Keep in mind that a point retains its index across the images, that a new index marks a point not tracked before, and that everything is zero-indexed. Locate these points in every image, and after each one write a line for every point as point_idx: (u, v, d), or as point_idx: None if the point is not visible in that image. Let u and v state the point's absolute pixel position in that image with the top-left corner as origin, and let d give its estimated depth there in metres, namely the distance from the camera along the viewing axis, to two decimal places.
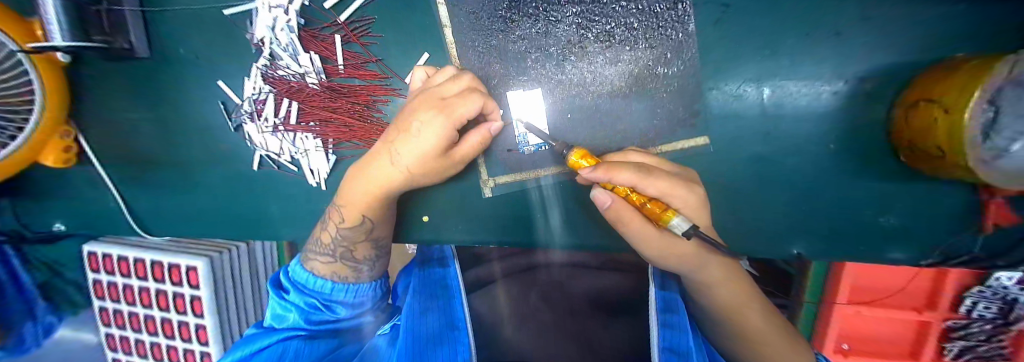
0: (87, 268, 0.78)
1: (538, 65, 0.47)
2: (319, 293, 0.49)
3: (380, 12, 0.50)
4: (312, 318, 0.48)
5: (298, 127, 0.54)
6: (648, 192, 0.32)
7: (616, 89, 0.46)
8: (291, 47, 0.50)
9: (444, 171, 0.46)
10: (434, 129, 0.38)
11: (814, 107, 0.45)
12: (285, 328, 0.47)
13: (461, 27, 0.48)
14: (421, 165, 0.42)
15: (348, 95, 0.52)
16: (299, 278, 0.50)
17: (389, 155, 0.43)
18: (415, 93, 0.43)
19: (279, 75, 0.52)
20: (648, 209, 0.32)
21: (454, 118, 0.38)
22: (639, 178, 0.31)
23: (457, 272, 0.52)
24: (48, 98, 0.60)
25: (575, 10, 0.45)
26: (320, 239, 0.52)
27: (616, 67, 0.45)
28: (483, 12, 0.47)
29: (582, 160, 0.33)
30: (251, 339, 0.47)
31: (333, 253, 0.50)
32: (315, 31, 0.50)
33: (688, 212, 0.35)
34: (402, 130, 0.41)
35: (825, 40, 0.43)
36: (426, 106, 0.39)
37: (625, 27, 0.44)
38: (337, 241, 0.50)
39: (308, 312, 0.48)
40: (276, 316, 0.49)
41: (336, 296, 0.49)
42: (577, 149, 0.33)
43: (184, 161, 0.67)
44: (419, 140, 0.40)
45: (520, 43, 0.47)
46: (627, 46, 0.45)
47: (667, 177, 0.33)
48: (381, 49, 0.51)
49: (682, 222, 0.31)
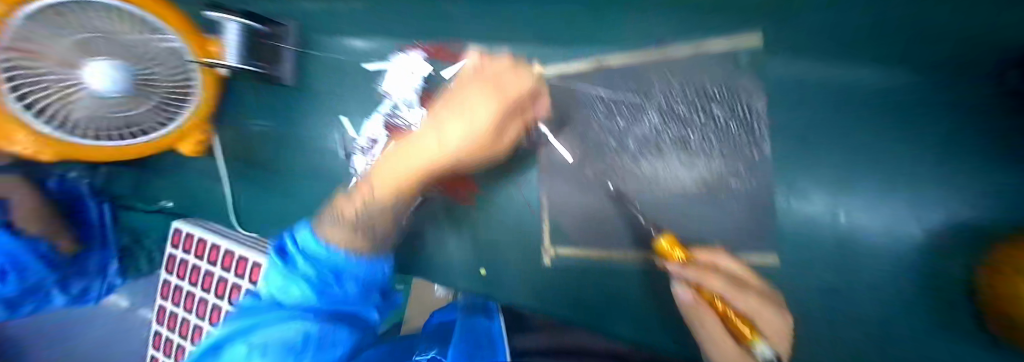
0: (170, 241, 0.83)
1: (617, 157, 0.54)
2: (335, 266, 0.42)
3: None
4: (324, 292, 0.40)
5: None
6: (725, 297, 0.38)
7: (687, 190, 0.50)
8: (412, 104, 0.61)
9: (495, 147, 0.53)
10: (489, 103, 0.47)
11: (896, 245, 0.45)
12: (291, 301, 0.39)
13: (554, 113, 0.57)
14: (471, 142, 0.48)
15: None
16: (308, 244, 0.43)
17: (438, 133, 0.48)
18: (467, 79, 0.53)
19: (395, 123, 0.62)
20: (735, 323, 0.35)
21: (506, 92, 0.48)
22: (732, 289, 0.38)
23: (503, 326, 0.54)
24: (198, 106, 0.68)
25: (656, 116, 0.52)
26: (337, 210, 0.48)
27: (689, 171, 0.50)
28: (575, 106, 0.56)
29: (671, 248, 0.44)
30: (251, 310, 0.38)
31: (351, 225, 0.45)
32: (431, 92, 0.61)
33: (778, 334, 0.37)
34: (461, 109, 0.48)
35: (906, 181, 0.43)
36: (481, 89, 0.49)
37: (700, 137, 0.50)
38: (357, 220, 0.45)
39: (322, 285, 0.40)
40: (283, 285, 0.40)
41: (347, 271, 0.42)
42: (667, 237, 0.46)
43: (291, 172, 0.79)
44: (476, 112, 0.47)
45: (603, 136, 0.54)
46: (702, 154, 0.50)
47: (759, 299, 0.39)
48: None
49: (767, 350, 0.33)
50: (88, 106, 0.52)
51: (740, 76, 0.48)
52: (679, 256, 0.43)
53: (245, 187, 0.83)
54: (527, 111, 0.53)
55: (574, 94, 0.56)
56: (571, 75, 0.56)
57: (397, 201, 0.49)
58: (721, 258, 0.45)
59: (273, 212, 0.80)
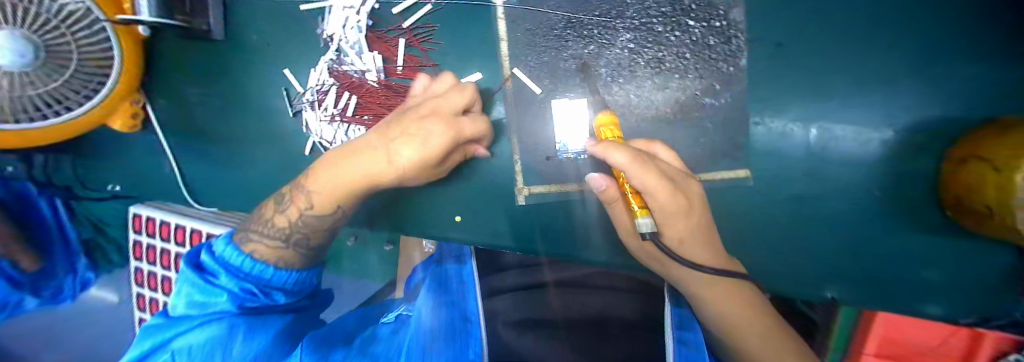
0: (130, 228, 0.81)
1: (588, 83, 0.48)
2: (259, 280, 0.42)
3: (442, 20, 0.54)
4: (246, 306, 0.41)
5: (353, 119, 0.57)
6: (634, 183, 0.34)
7: (662, 114, 0.47)
8: (358, 46, 0.54)
9: (431, 170, 0.49)
10: (444, 132, 0.40)
11: (861, 154, 0.45)
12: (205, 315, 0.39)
13: (518, 42, 0.51)
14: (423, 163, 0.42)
15: (403, 94, 0.55)
16: (223, 254, 0.42)
17: (386, 154, 0.40)
18: (416, 103, 0.46)
19: (343, 70, 0.56)
20: (630, 199, 0.36)
21: (458, 130, 0.42)
22: (634, 160, 0.33)
23: (473, 269, 0.54)
24: (125, 63, 0.64)
25: (629, 35, 0.47)
26: (269, 220, 0.46)
27: (664, 92, 0.47)
28: (540, 30, 0.50)
29: (607, 124, 0.40)
30: (163, 325, 0.39)
31: (286, 240, 0.44)
32: (380, 32, 0.54)
33: (673, 224, 0.36)
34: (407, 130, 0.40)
35: (878, 88, 0.44)
36: (437, 115, 0.41)
37: (676, 55, 0.46)
38: (295, 226, 0.44)
39: (242, 299, 0.41)
40: (192, 303, 0.40)
41: (276, 283, 0.43)
42: (607, 114, 0.42)
43: (238, 140, 0.71)
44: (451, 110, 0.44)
45: (571, 61, 0.49)
46: (677, 74, 0.46)
47: (659, 175, 0.34)
48: (439, 55, 0.55)
49: (646, 223, 0.34)
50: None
51: None
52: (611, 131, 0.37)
53: (195, 160, 0.76)
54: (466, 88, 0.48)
55: (539, 17, 0.50)
56: None
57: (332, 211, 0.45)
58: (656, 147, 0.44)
59: (228, 185, 0.74)
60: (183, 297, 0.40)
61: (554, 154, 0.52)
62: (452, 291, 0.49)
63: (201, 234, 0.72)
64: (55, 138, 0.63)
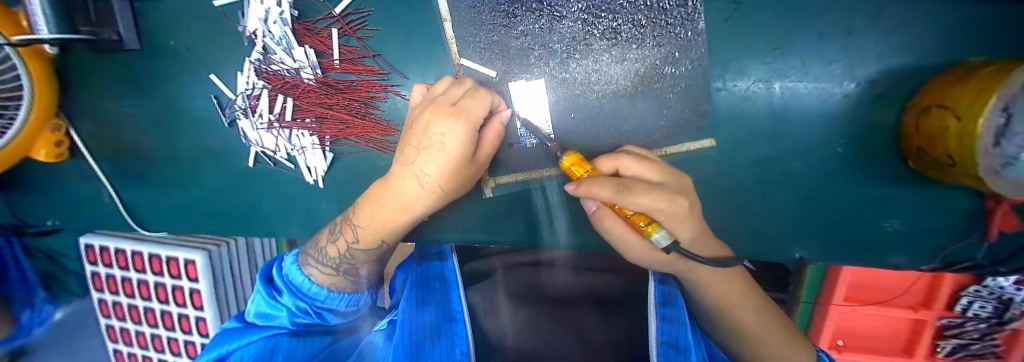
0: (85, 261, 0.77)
1: (543, 63, 0.45)
2: (313, 299, 0.45)
3: (376, 6, 0.48)
4: (299, 322, 0.45)
5: (294, 124, 0.53)
6: (628, 208, 0.30)
7: (622, 88, 0.44)
8: (286, 42, 0.49)
9: (463, 179, 0.44)
10: (455, 133, 0.36)
11: (823, 110, 0.44)
12: (272, 327, 0.44)
13: (461, 21, 0.46)
14: (446, 175, 0.39)
15: (344, 92, 0.51)
16: (295, 279, 0.46)
17: (415, 177, 0.39)
18: (417, 107, 0.41)
19: (273, 70, 0.51)
20: (633, 220, 0.31)
21: (472, 121, 0.37)
22: (619, 195, 0.29)
23: (456, 266, 0.50)
24: (35, 87, 0.56)
25: (581, 5, 0.43)
26: (326, 251, 0.47)
27: (622, 66, 0.44)
28: (483, 7, 0.45)
29: (572, 167, 0.34)
30: (233, 335, 0.44)
31: (337, 267, 0.47)
32: (309, 23, 0.49)
33: (679, 221, 0.32)
34: (421, 146, 0.38)
35: (839, 39, 0.41)
36: (439, 114, 0.37)
37: (632, 23, 0.42)
38: (344, 257, 0.46)
39: (296, 315, 0.45)
40: (262, 313, 0.45)
41: (330, 304, 0.46)
42: (570, 154, 0.35)
43: (175, 158, 0.65)
44: (441, 147, 0.37)
45: (522, 39, 0.45)
46: (634, 44, 0.43)
47: (651, 187, 0.30)
48: (377, 44, 0.50)
49: (663, 238, 0.30)
50: None
51: None
52: (581, 174, 0.33)
53: (132, 185, 0.69)
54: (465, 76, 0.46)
55: None
56: None
57: (382, 246, 0.46)
58: (640, 162, 0.34)
59: (175, 207, 0.69)
60: (257, 298, 0.46)
61: (518, 140, 0.48)
62: (434, 291, 0.45)
63: (164, 259, 0.73)
64: None
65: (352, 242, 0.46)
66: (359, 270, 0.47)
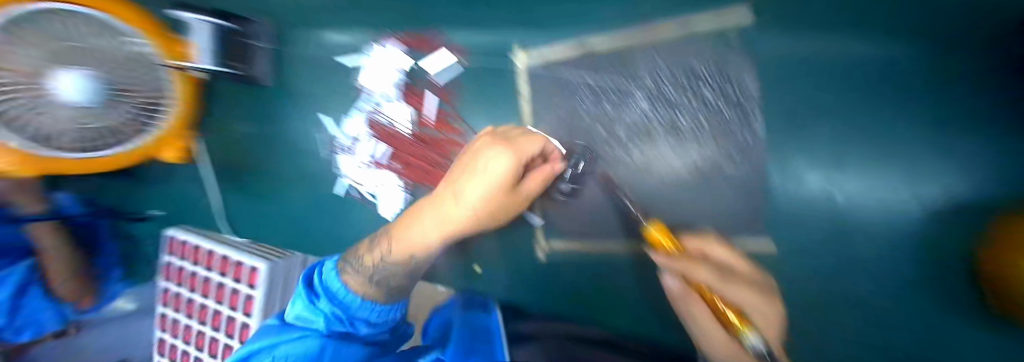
0: None
1: (607, 145, 0.51)
2: (348, 308, 0.43)
3: (470, 81, 0.59)
4: (335, 330, 0.42)
5: (384, 165, 0.62)
6: (730, 300, 0.32)
7: (682, 178, 0.48)
8: (395, 101, 0.60)
9: (503, 210, 0.45)
10: (504, 162, 0.38)
11: (897, 227, 0.41)
12: (305, 332, 0.41)
13: (541, 102, 0.55)
14: (490, 202, 0.40)
15: (431, 145, 0.60)
16: (331, 283, 0.44)
17: (457, 201, 0.41)
18: (479, 140, 0.46)
19: (380, 122, 0.62)
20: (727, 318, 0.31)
21: (522, 155, 0.41)
22: (719, 281, 0.34)
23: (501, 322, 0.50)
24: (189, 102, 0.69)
25: (647, 102, 0.49)
26: (361, 259, 0.47)
27: (681, 157, 0.48)
28: (561, 94, 0.53)
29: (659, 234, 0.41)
30: (270, 332, 0.41)
31: (370, 275, 0.45)
32: (417, 90, 0.61)
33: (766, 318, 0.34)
34: (471, 172, 0.40)
35: (915, 157, 0.40)
36: (496, 145, 0.42)
37: (693, 123, 0.47)
38: (379, 268, 0.45)
39: (333, 322, 0.42)
40: (298, 316, 0.42)
41: (362, 315, 0.43)
42: (655, 223, 0.44)
43: (276, 178, 0.77)
44: (485, 177, 0.39)
45: (591, 122, 0.52)
46: (695, 141, 0.48)
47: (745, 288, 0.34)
48: (465, 109, 0.59)
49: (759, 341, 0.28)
50: None
51: (733, 57, 0.45)
52: (670, 244, 0.40)
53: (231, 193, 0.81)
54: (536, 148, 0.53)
55: (560, 82, 0.54)
56: (557, 62, 0.54)
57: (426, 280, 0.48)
58: (726, 249, 0.41)
59: (259, 218, 0.78)
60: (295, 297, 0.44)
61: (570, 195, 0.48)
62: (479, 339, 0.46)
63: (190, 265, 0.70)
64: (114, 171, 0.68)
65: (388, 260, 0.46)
66: (387, 284, 0.46)
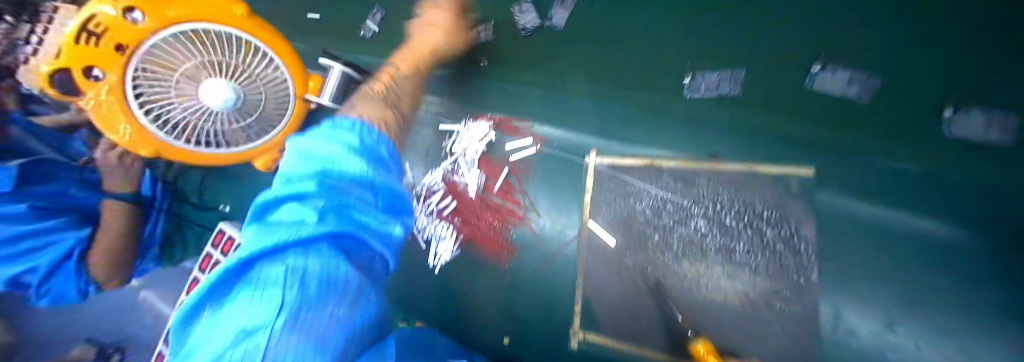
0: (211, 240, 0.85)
1: (660, 252, 0.55)
2: (353, 184, 0.47)
3: (541, 163, 0.66)
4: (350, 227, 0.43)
5: (445, 218, 0.67)
6: None
7: (730, 301, 0.51)
8: (471, 163, 0.69)
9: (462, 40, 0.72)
10: (439, 10, 0.72)
11: None
12: (321, 206, 0.42)
13: (601, 197, 0.60)
14: (451, 29, 0.71)
15: (494, 211, 0.67)
16: (344, 164, 0.48)
17: (428, 24, 0.73)
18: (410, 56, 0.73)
19: (454, 181, 0.69)
20: None
21: (465, 19, 0.72)
22: None
23: None
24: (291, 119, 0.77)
25: (704, 221, 0.53)
26: (371, 94, 0.67)
27: (733, 282, 0.51)
28: (620, 193, 0.59)
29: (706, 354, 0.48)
30: (274, 229, 0.40)
31: (385, 102, 0.66)
32: (491, 159, 0.68)
33: None
34: (431, 24, 0.72)
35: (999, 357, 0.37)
36: (433, 14, 0.73)
37: (748, 252, 0.50)
38: (391, 93, 0.69)
39: (346, 206, 0.44)
40: (304, 196, 0.43)
41: (371, 194, 0.49)
42: (702, 340, 0.50)
43: None
44: (434, 16, 0.72)
45: (646, 227, 0.56)
46: (747, 269, 0.50)
47: None
48: (531, 186, 0.66)
49: None
50: (189, 109, 0.66)
51: (791, 202, 0.49)
52: None
53: None
54: (599, 243, 0.59)
55: (622, 184, 0.59)
56: (623, 166, 0.60)
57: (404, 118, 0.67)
58: None
59: None
60: (289, 209, 0.42)
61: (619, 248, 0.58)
62: None
63: None
64: (223, 163, 0.76)
65: (398, 73, 0.72)
66: (399, 100, 0.69)
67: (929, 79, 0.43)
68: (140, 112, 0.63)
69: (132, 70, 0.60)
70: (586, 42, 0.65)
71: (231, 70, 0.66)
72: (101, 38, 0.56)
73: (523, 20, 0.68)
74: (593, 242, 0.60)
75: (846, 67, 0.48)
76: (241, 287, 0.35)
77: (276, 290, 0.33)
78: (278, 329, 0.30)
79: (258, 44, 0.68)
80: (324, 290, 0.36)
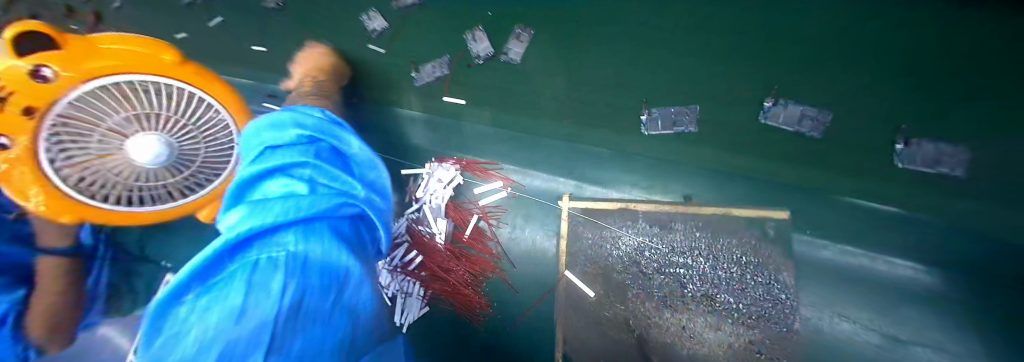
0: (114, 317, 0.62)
1: (641, 303, 0.52)
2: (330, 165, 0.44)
3: (514, 207, 0.64)
4: (343, 200, 0.41)
5: (411, 273, 0.61)
6: None
7: (715, 356, 0.47)
8: (437, 211, 0.63)
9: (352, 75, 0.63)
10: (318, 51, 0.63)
11: None
12: (310, 188, 0.39)
13: (577, 244, 0.57)
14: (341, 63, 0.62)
15: (464, 261, 0.62)
16: (318, 141, 0.45)
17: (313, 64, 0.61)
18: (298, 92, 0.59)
19: (419, 229, 0.63)
20: None
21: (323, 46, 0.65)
22: None
23: None
24: None
25: (682, 268, 0.52)
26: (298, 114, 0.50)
27: (716, 333, 0.48)
28: (597, 239, 0.56)
29: None
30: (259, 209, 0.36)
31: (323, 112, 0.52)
32: (458, 203, 0.64)
33: None
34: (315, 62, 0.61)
35: None
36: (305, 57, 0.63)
37: (727, 300, 0.49)
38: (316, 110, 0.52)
39: (330, 186, 0.41)
40: (289, 182, 0.39)
41: (364, 176, 0.48)
42: None
43: None
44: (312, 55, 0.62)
45: (625, 275, 0.54)
46: (729, 319, 0.48)
47: None
48: (505, 232, 0.63)
49: None
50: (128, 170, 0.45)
51: (769, 247, 0.50)
52: None
53: None
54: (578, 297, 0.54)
55: (598, 229, 0.56)
56: (598, 210, 0.57)
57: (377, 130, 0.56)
58: None
59: None
60: (275, 184, 0.39)
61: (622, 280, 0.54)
62: None
63: None
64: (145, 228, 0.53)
65: (317, 78, 0.59)
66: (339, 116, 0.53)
67: (863, 121, 0.50)
68: (65, 180, 0.42)
69: (50, 130, 0.40)
70: (561, 68, 0.57)
71: (170, 126, 0.46)
72: (2, 99, 0.36)
73: (475, 49, 0.59)
74: (574, 294, 0.54)
75: (798, 103, 0.50)
76: (234, 264, 0.32)
77: (276, 273, 0.31)
78: (282, 310, 0.29)
79: (196, 93, 0.48)
80: (322, 280, 0.34)
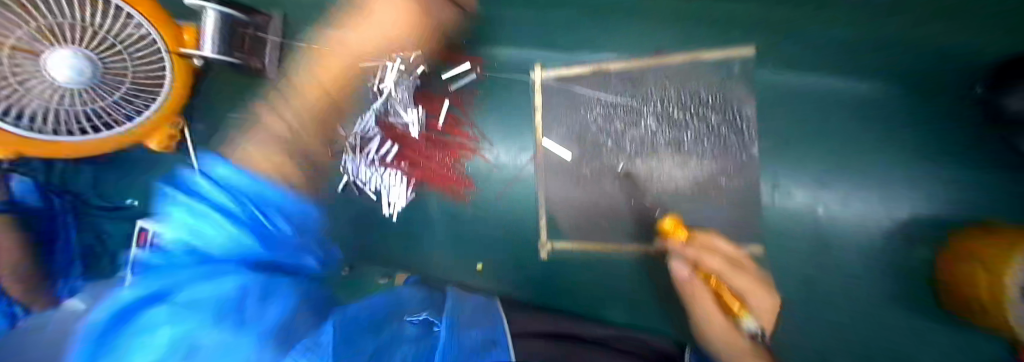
0: None
1: (613, 156, 0.55)
2: (259, 204, 0.41)
3: (486, 89, 0.61)
4: (257, 227, 0.39)
5: (391, 165, 0.61)
6: (735, 285, 0.38)
7: (683, 188, 0.52)
8: (406, 101, 0.59)
9: None
10: None
11: (858, 238, 0.50)
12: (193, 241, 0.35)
13: (552, 113, 0.58)
14: None
15: (442, 147, 0.61)
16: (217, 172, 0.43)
17: None
18: None
19: (389, 121, 0.60)
20: (726, 298, 0.38)
21: None
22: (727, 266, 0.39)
23: None
24: None
25: (653, 119, 0.54)
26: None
27: (682, 170, 0.52)
28: (572, 104, 0.57)
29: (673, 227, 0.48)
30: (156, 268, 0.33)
31: None
32: (428, 92, 0.61)
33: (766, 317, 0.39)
34: None
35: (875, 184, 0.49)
36: None
37: (694, 139, 0.52)
38: None
39: (247, 223, 0.38)
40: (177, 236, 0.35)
41: (275, 219, 0.41)
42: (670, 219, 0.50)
43: None
44: None
45: (599, 134, 0.55)
46: (695, 155, 0.52)
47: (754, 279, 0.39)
48: (479, 116, 0.61)
49: (752, 324, 0.37)
50: None
51: (731, 84, 0.51)
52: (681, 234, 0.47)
53: None
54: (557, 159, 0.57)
55: (572, 94, 0.57)
56: (572, 76, 0.57)
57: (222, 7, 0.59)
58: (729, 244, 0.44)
59: None
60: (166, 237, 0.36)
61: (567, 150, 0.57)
62: None
63: None
64: None
65: None
66: None
67: None
68: None
69: None
70: None
71: None
72: None
73: None
74: (550, 159, 0.57)
75: None
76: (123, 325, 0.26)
77: (175, 318, 0.26)
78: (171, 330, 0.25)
79: None
80: (217, 313, 0.27)
